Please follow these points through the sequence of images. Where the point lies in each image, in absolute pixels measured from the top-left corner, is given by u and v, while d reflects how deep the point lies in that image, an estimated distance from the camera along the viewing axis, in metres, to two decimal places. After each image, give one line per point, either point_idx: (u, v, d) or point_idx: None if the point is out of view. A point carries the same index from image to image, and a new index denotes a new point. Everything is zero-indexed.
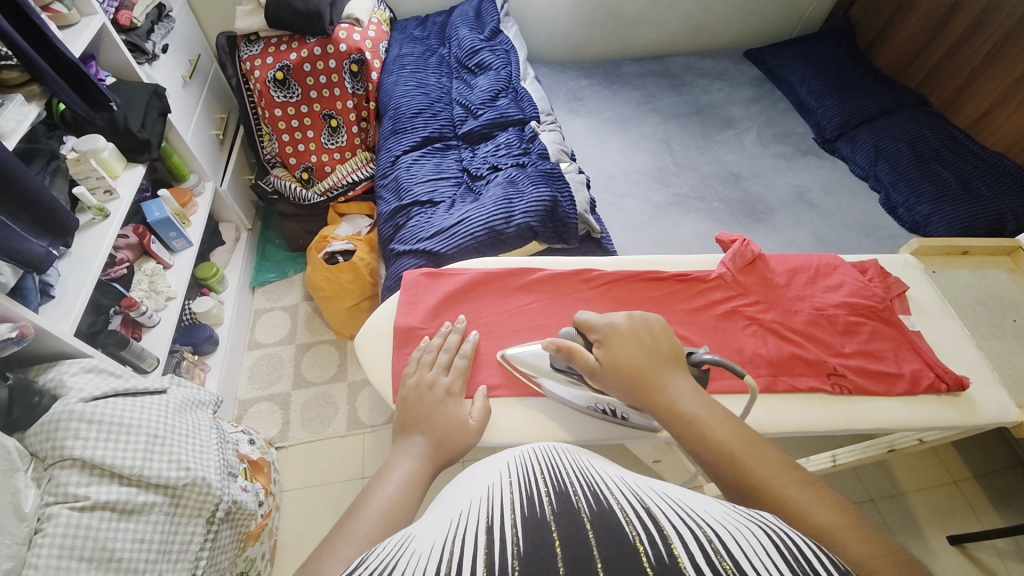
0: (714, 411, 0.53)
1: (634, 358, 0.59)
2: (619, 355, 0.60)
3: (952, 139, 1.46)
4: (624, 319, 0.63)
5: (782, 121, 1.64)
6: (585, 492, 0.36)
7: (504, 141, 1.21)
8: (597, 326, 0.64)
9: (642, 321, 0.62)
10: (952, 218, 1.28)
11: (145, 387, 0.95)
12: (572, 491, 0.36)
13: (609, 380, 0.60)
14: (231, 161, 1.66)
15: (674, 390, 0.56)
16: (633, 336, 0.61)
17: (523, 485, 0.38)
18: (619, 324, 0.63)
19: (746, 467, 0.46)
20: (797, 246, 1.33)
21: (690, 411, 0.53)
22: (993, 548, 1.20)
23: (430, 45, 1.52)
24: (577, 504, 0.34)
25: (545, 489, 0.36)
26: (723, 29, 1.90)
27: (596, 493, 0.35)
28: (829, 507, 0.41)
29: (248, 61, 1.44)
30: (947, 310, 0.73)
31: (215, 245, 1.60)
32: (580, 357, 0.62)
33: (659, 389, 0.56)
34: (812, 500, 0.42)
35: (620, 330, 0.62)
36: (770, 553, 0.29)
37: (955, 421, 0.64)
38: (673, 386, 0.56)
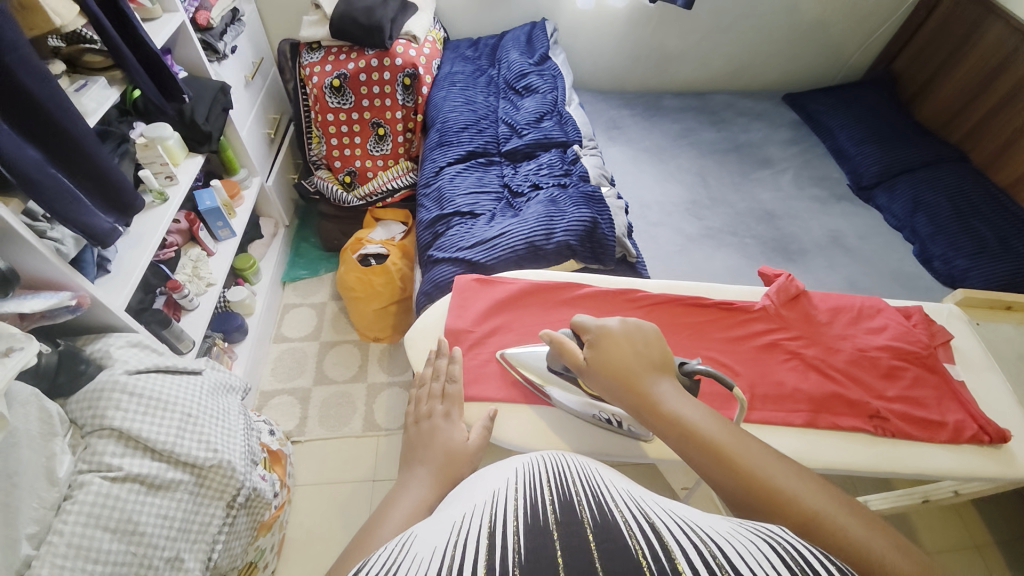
0: (701, 409, 0.54)
1: (625, 360, 0.58)
2: (611, 357, 0.59)
3: (993, 196, 1.46)
4: (617, 323, 0.62)
5: (818, 165, 1.66)
6: (589, 501, 0.36)
7: (546, 162, 1.25)
8: (589, 326, 0.64)
9: (633, 323, 0.62)
10: (991, 276, 1.27)
11: (184, 367, 0.99)
12: (577, 500, 0.36)
13: (599, 381, 0.60)
14: (279, 159, 1.73)
15: (663, 390, 0.56)
16: (624, 339, 0.60)
17: (528, 490, 0.38)
18: (609, 325, 0.62)
19: (733, 459, 0.49)
20: (829, 289, 1.33)
21: (680, 409, 0.54)
22: None
23: (481, 65, 1.58)
24: (580, 513, 0.33)
25: (549, 496, 0.36)
26: (765, 72, 1.94)
27: (601, 505, 0.35)
28: (814, 496, 0.46)
29: (308, 67, 1.50)
30: (991, 363, 0.72)
31: (254, 238, 1.66)
32: (570, 359, 0.62)
33: (652, 390, 0.56)
34: (798, 487, 0.46)
35: (613, 331, 0.61)
36: (774, 563, 0.29)
37: (996, 474, 0.62)
38: (664, 385, 0.56)
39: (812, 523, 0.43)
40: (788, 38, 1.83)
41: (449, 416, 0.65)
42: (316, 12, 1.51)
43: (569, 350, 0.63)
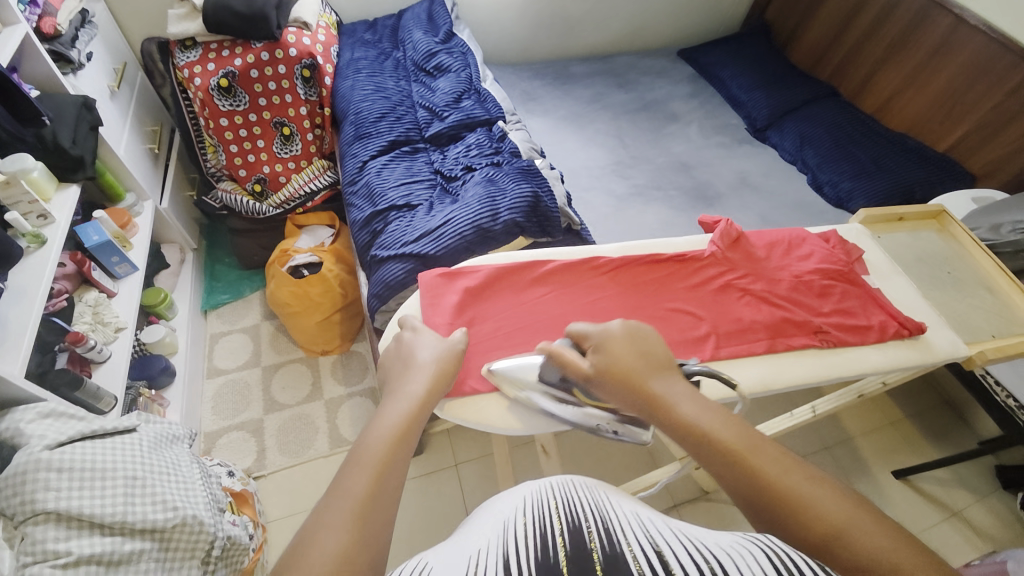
0: (712, 410, 0.55)
1: (629, 365, 0.60)
2: (613, 359, 0.61)
3: (862, 123, 1.67)
4: (618, 328, 0.64)
5: (719, 114, 1.79)
6: (599, 531, 0.42)
7: (474, 142, 1.23)
8: (592, 334, 0.65)
9: (637, 331, 0.64)
10: (872, 193, 1.46)
11: (113, 427, 0.85)
12: (585, 529, 0.42)
13: (607, 387, 0.61)
14: (169, 176, 1.53)
15: (671, 395, 0.57)
16: (629, 345, 0.62)
17: (537, 522, 0.44)
18: (612, 330, 0.64)
19: (746, 458, 0.50)
20: (747, 226, 1.46)
21: (687, 409, 0.56)
22: (931, 476, 1.38)
23: (384, 49, 1.50)
24: (590, 546, 0.40)
25: (559, 528, 0.42)
26: (659, 30, 2.03)
27: (610, 533, 0.42)
28: (835, 501, 0.45)
29: (186, 69, 1.33)
30: (894, 268, 0.84)
31: (159, 269, 1.47)
32: (574, 365, 0.63)
33: (657, 391, 0.58)
34: (818, 492, 0.46)
35: (614, 337, 0.63)
36: (765, 570, 0.36)
37: (919, 361, 0.73)
38: (670, 385, 0.59)
39: (833, 530, 0.43)
40: None
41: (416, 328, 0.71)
42: (182, 4, 1.31)
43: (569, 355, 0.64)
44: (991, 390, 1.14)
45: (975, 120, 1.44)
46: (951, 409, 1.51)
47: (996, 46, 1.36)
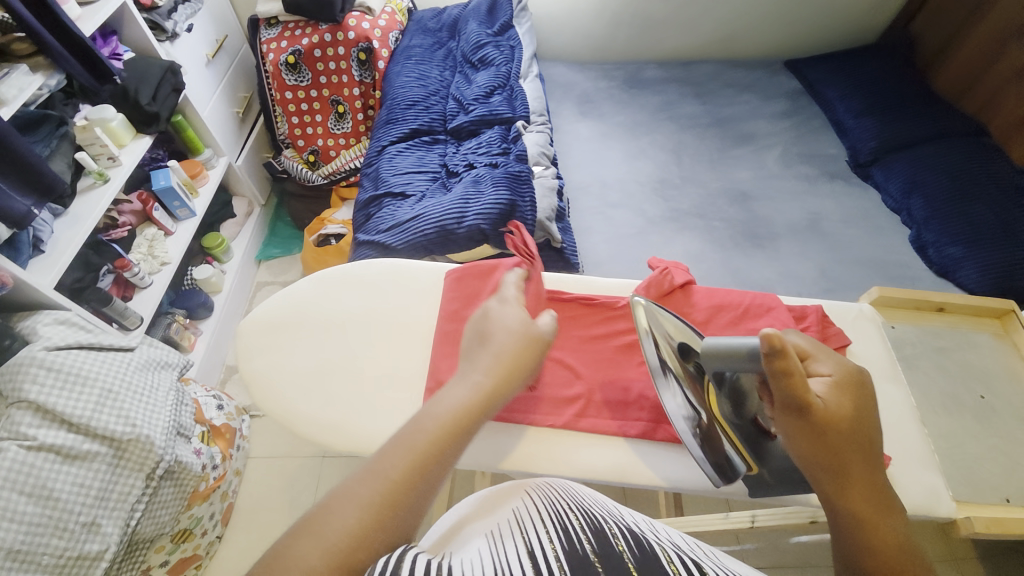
0: (897, 517, 0.47)
1: (851, 425, 0.49)
2: (837, 408, 0.49)
3: (1007, 176, 1.27)
4: (862, 377, 0.52)
5: (812, 140, 1.50)
6: (627, 535, 0.38)
7: (486, 140, 1.19)
8: (835, 370, 0.52)
9: (873, 392, 0.51)
10: (990, 267, 1.12)
11: (111, 343, 1.01)
12: (610, 531, 0.39)
13: (796, 422, 0.49)
14: (250, 139, 1.74)
15: (870, 485, 0.48)
16: (864, 403, 0.50)
17: (555, 517, 0.42)
18: (850, 376, 0.51)
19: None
20: (800, 278, 1.21)
21: (862, 492, 0.47)
22: None
23: (441, 38, 1.52)
24: (619, 547, 0.36)
25: (581, 524, 0.40)
26: (766, 36, 1.74)
27: (637, 538, 0.38)
28: None
29: (265, 44, 1.49)
30: (896, 374, 0.64)
31: (226, 217, 1.69)
32: (787, 376, 0.48)
33: (852, 462, 0.48)
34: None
35: (844, 384, 0.51)
36: None
37: None
38: (870, 464, 0.48)
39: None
40: None
41: (505, 297, 0.60)
42: None
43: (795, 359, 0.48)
44: None
45: None
46: None
47: None
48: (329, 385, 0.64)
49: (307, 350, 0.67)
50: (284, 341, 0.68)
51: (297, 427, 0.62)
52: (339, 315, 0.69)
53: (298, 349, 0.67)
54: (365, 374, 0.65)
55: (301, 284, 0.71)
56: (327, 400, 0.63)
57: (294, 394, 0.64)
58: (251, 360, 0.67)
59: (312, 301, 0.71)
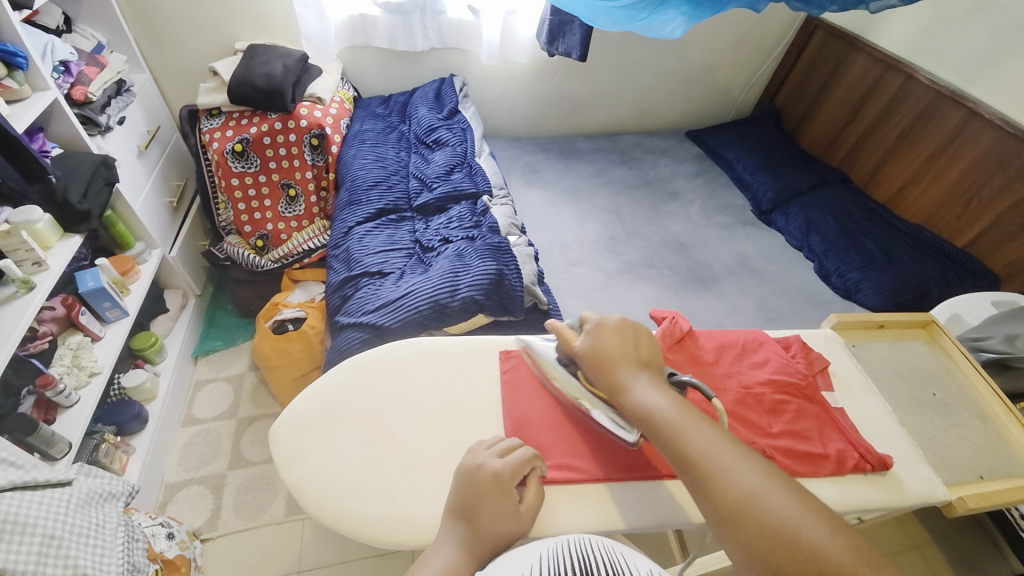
0: (664, 393, 0.55)
1: (608, 348, 0.59)
2: (592, 346, 0.60)
3: (872, 212, 1.61)
4: (615, 319, 0.61)
5: (722, 194, 1.75)
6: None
7: (456, 215, 1.25)
8: (598, 317, 0.62)
9: (629, 321, 0.62)
10: (883, 285, 1.37)
11: (47, 479, 0.83)
12: None
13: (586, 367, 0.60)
14: (185, 228, 1.63)
15: (634, 378, 0.57)
16: (620, 332, 0.60)
17: None
18: (604, 318, 0.62)
19: (685, 444, 0.51)
20: (744, 312, 1.36)
21: (631, 395, 0.55)
22: None
23: (391, 122, 1.60)
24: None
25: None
26: (669, 112, 2.07)
27: None
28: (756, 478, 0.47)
29: (207, 133, 1.46)
30: (868, 385, 0.70)
31: (157, 313, 1.52)
32: (568, 343, 0.62)
33: (622, 381, 0.57)
34: (740, 467, 0.48)
35: (600, 325, 0.61)
36: None
37: (882, 504, 0.58)
38: (628, 367, 0.58)
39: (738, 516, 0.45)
40: (683, 82, 1.97)
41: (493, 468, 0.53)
42: (214, 79, 1.50)
43: (567, 333, 0.62)
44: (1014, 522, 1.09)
45: (995, 218, 1.36)
46: (985, 532, 1.30)
47: (1012, 141, 1.30)
48: (384, 480, 0.56)
49: (353, 444, 0.59)
50: (327, 439, 0.59)
51: (362, 532, 0.53)
52: (382, 405, 0.62)
53: (341, 445, 0.59)
54: (416, 464, 0.57)
55: (328, 374, 0.64)
56: (389, 495, 0.55)
57: (353, 493, 0.55)
58: (293, 466, 0.57)
59: (342, 391, 0.63)
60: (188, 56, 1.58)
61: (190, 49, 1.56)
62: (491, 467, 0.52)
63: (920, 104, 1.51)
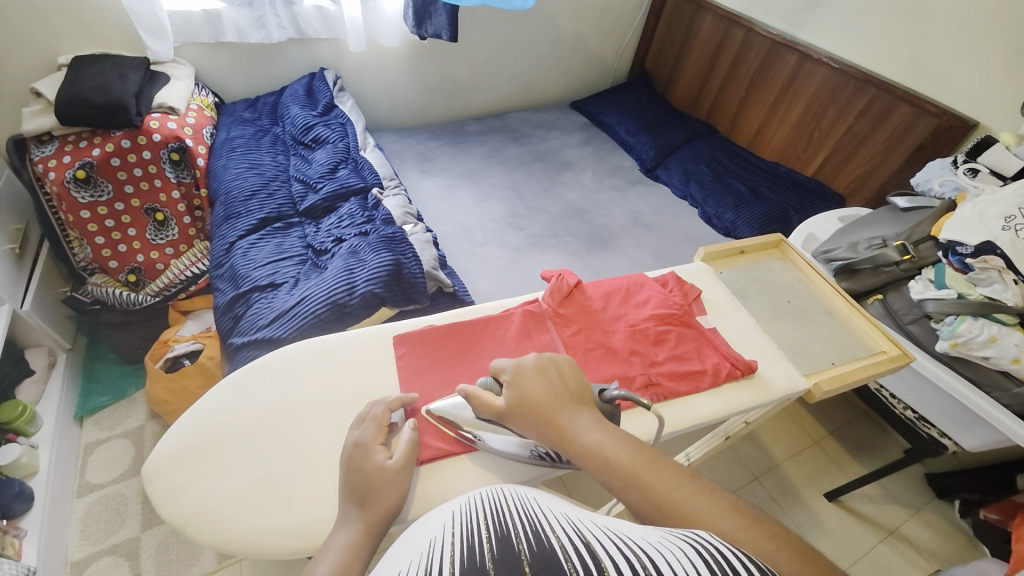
0: (614, 434, 0.52)
1: (540, 393, 0.55)
2: (525, 391, 0.55)
3: (738, 156, 1.79)
4: (531, 358, 0.58)
5: (611, 158, 1.85)
6: (528, 534, 0.37)
7: (347, 213, 1.20)
8: (512, 368, 0.58)
9: (546, 357, 0.59)
10: (754, 220, 1.52)
11: None
12: (514, 534, 0.37)
13: (520, 420, 0.54)
14: (36, 276, 1.41)
15: (579, 420, 0.53)
16: (540, 373, 0.56)
17: (467, 532, 0.38)
18: (519, 367, 0.57)
19: (651, 487, 0.46)
20: (643, 264, 1.45)
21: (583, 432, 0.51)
22: (865, 496, 1.34)
23: (262, 125, 1.48)
24: (517, 547, 0.34)
25: (486, 534, 0.37)
26: (551, 86, 2.13)
27: (538, 533, 0.36)
28: (725, 512, 0.44)
29: (40, 163, 1.25)
30: (735, 304, 0.80)
31: (19, 378, 1.31)
32: (487, 404, 0.55)
33: (563, 423, 0.52)
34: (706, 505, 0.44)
35: (517, 378, 0.56)
36: (696, 564, 0.31)
37: (753, 402, 0.66)
38: (571, 409, 0.54)
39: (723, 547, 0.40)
40: (559, 55, 2.03)
41: (365, 443, 0.54)
42: (37, 100, 1.29)
43: (484, 394, 0.56)
44: (889, 402, 1.20)
45: (834, 146, 1.56)
46: (873, 421, 1.52)
47: (839, 76, 1.48)
48: (283, 488, 0.53)
49: (245, 460, 0.55)
50: (215, 463, 0.55)
51: (265, 547, 0.50)
52: (275, 413, 0.59)
53: (232, 465, 0.55)
54: (319, 465, 0.55)
55: (209, 397, 0.60)
56: (291, 501, 0.52)
57: (249, 511, 0.52)
58: (173, 501, 0.52)
59: (227, 411, 0.59)
60: None
61: None
62: (351, 436, 0.54)
63: (762, 53, 1.68)
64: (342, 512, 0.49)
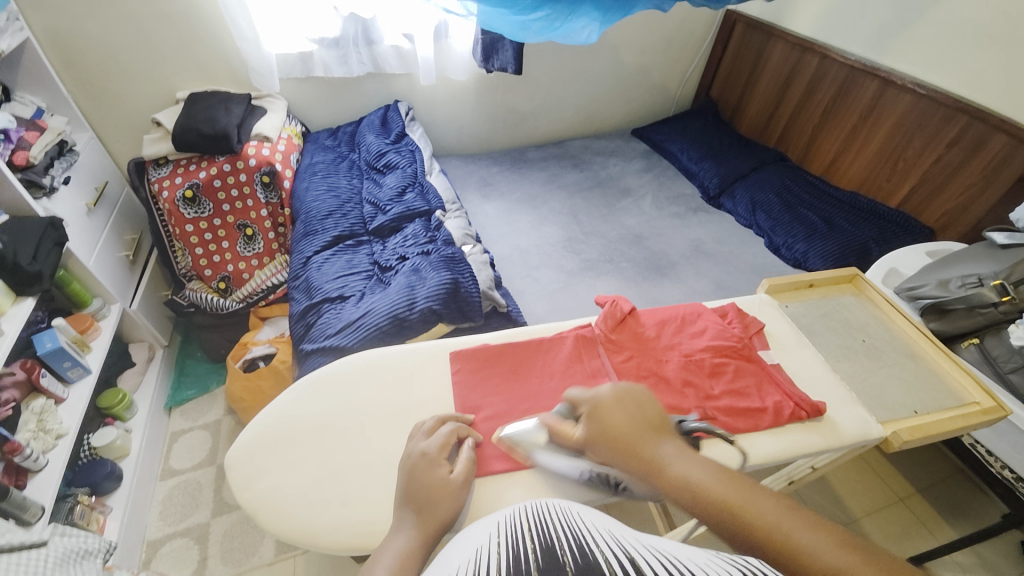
0: (704, 465, 0.49)
1: (621, 425, 0.54)
2: (608, 423, 0.54)
3: (810, 185, 1.70)
4: (608, 389, 0.58)
5: (672, 185, 1.82)
6: (572, 547, 0.37)
7: (411, 232, 1.28)
8: (589, 400, 0.57)
9: (621, 386, 0.59)
10: (827, 252, 1.43)
11: (21, 541, 0.80)
12: (559, 547, 0.37)
13: (602, 453, 0.53)
14: (144, 280, 1.61)
15: (665, 453, 0.51)
16: (620, 404, 0.56)
17: (511, 543, 0.39)
18: (596, 399, 0.57)
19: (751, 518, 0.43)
20: (702, 292, 1.40)
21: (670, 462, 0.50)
22: (960, 567, 1.18)
23: (341, 152, 1.63)
24: (562, 560, 0.35)
25: (532, 546, 0.38)
26: (612, 114, 2.16)
27: (582, 547, 0.37)
28: (840, 548, 0.38)
29: (156, 183, 1.45)
30: (801, 340, 0.76)
31: (123, 368, 1.49)
32: (566, 435, 0.56)
33: (647, 453, 0.51)
34: (819, 539, 0.40)
35: (597, 408, 0.56)
36: None
37: (820, 446, 0.62)
38: (656, 442, 0.52)
39: None
40: (621, 85, 2.06)
41: (430, 454, 0.56)
42: (158, 130, 1.50)
43: (562, 426, 0.57)
44: (984, 459, 1.06)
45: (921, 176, 1.45)
46: (971, 480, 1.35)
47: (926, 102, 1.38)
48: (343, 488, 0.57)
49: (310, 456, 0.60)
50: (283, 457, 0.60)
51: (323, 543, 0.53)
52: (340, 416, 0.64)
53: (299, 462, 0.60)
54: (373, 468, 0.58)
55: (283, 397, 0.66)
56: (349, 499, 0.56)
57: (311, 506, 0.56)
58: (248, 487, 0.58)
59: (297, 411, 0.65)
60: (131, 112, 1.59)
61: (133, 105, 1.57)
62: (417, 446, 0.57)
63: (837, 79, 1.61)
64: (399, 516, 0.51)
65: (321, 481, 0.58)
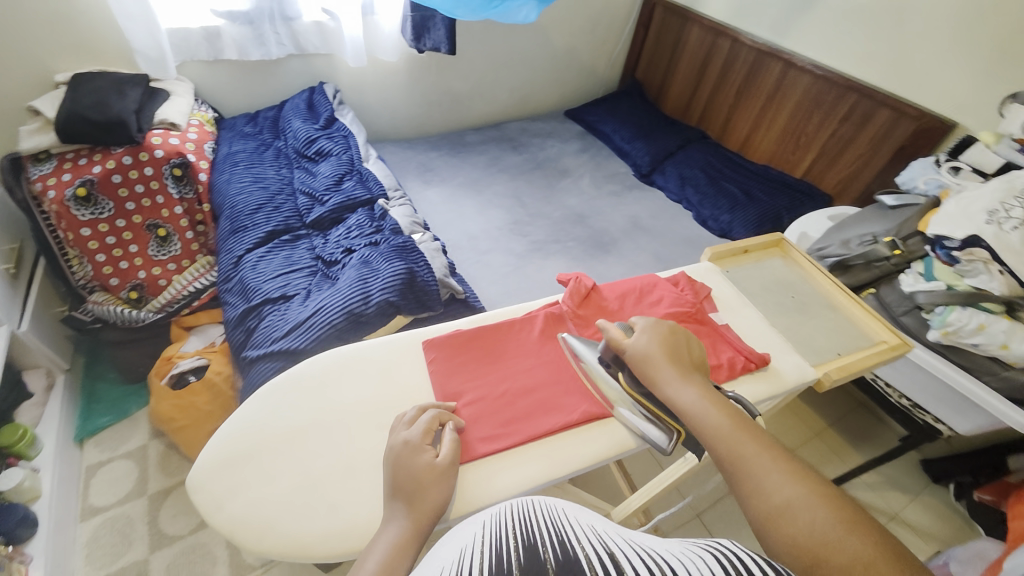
0: (705, 396, 0.55)
1: (655, 351, 0.60)
2: (639, 348, 0.60)
3: (730, 160, 1.85)
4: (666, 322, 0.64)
5: (607, 165, 1.89)
6: (554, 544, 0.39)
7: (355, 223, 1.21)
8: (646, 323, 0.63)
9: (677, 329, 0.64)
10: (748, 222, 1.57)
11: None
12: (541, 545, 0.38)
13: (635, 367, 0.59)
14: (32, 296, 1.39)
15: (673, 384, 0.57)
16: (662, 337, 0.61)
17: (494, 545, 0.39)
18: (653, 323, 0.63)
19: (743, 460, 0.49)
20: (644, 266, 1.48)
21: (687, 405, 0.55)
22: (867, 485, 1.38)
23: (264, 139, 1.49)
24: (544, 559, 0.36)
25: (515, 545, 0.39)
26: (546, 96, 2.17)
27: (563, 544, 0.38)
28: (790, 480, 0.47)
29: (38, 182, 1.24)
30: (743, 301, 0.83)
31: (18, 402, 1.30)
32: (619, 345, 0.61)
33: (662, 378, 0.58)
34: (776, 473, 0.47)
35: (650, 329, 0.62)
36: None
37: (768, 393, 0.69)
38: (669, 370, 0.58)
39: (779, 512, 0.45)
40: (553, 66, 2.08)
41: (412, 441, 0.55)
42: (35, 119, 1.28)
43: (619, 340, 0.61)
44: (884, 391, 1.24)
45: (820, 150, 1.63)
46: (870, 411, 1.57)
47: (823, 82, 1.55)
48: (325, 493, 0.54)
49: (286, 466, 0.56)
50: (256, 471, 0.56)
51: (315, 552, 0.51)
52: (313, 418, 0.61)
53: (274, 473, 0.56)
54: (357, 470, 0.56)
55: (245, 407, 0.61)
56: (333, 504, 0.53)
57: (295, 516, 0.53)
58: (219, 509, 0.53)
59: (264, 420, 0.60)
60: None
61: None
62: (399, 436, 0.55)
63: (748, 60, 1.75)
64: (389, 508, 0.50)
65: (304, 490, 0.55)
